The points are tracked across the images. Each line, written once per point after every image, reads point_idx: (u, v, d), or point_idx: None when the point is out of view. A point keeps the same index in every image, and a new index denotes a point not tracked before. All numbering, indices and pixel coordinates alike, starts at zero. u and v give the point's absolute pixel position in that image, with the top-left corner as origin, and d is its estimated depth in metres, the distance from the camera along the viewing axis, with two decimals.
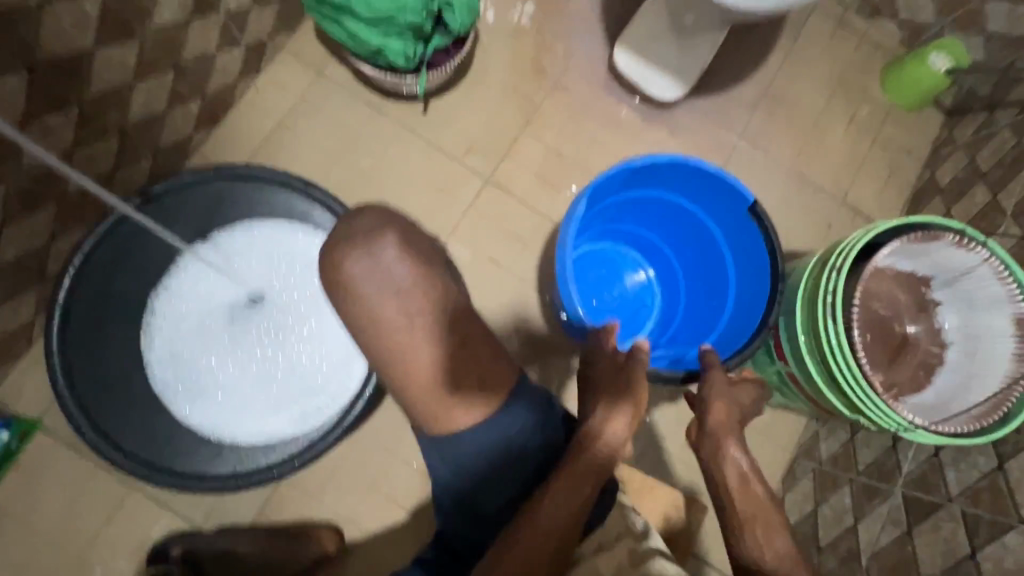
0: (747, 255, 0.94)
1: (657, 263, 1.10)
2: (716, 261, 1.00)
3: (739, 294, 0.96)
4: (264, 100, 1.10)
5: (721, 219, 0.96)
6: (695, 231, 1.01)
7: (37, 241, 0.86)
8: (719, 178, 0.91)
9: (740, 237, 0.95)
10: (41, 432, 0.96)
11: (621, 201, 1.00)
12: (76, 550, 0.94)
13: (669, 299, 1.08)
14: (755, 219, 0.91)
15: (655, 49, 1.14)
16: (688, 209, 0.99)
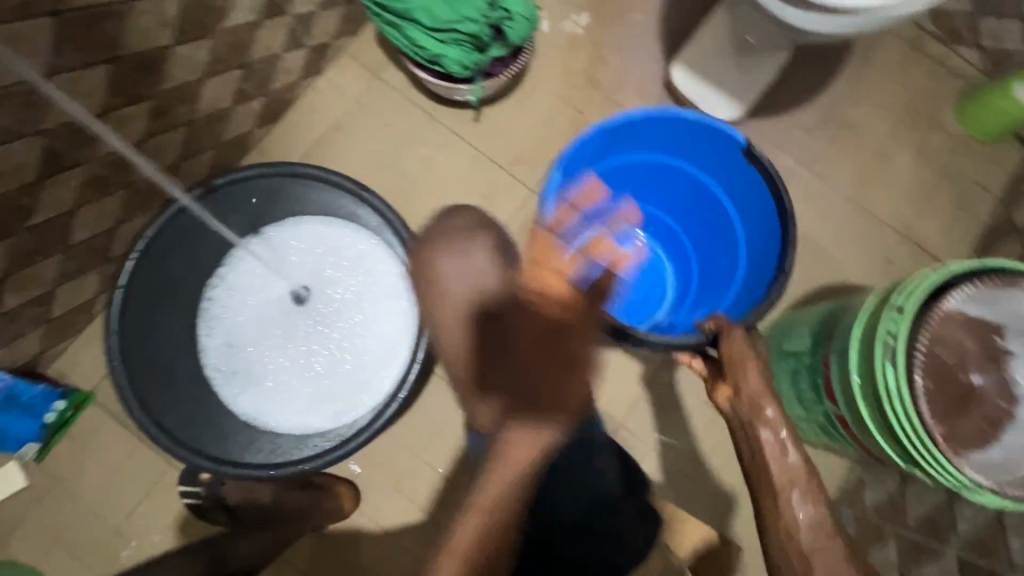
0: (752, 200, 0.96)
1: (660, 234, 1.13)
2: (722, 217, 1.02)
3: (747, 241, 0.98)
4: (322, 100, 1.13)
5: (717, 171, 0.99)
6: (696, 190, 1.03)
7: (105, 224, 0.91)
8: (708, 128, 0.93)
9: (740, 185, 0.97)
10: (94, 404, 1.01)
11: (620, 169, 1.02)
12: (115, 519, 0.99)
13: (681, 267, 1.11)
14: (749, 160, 0.92)
15: (715, 67, 1.11)
16: (684, 169, 1.02)
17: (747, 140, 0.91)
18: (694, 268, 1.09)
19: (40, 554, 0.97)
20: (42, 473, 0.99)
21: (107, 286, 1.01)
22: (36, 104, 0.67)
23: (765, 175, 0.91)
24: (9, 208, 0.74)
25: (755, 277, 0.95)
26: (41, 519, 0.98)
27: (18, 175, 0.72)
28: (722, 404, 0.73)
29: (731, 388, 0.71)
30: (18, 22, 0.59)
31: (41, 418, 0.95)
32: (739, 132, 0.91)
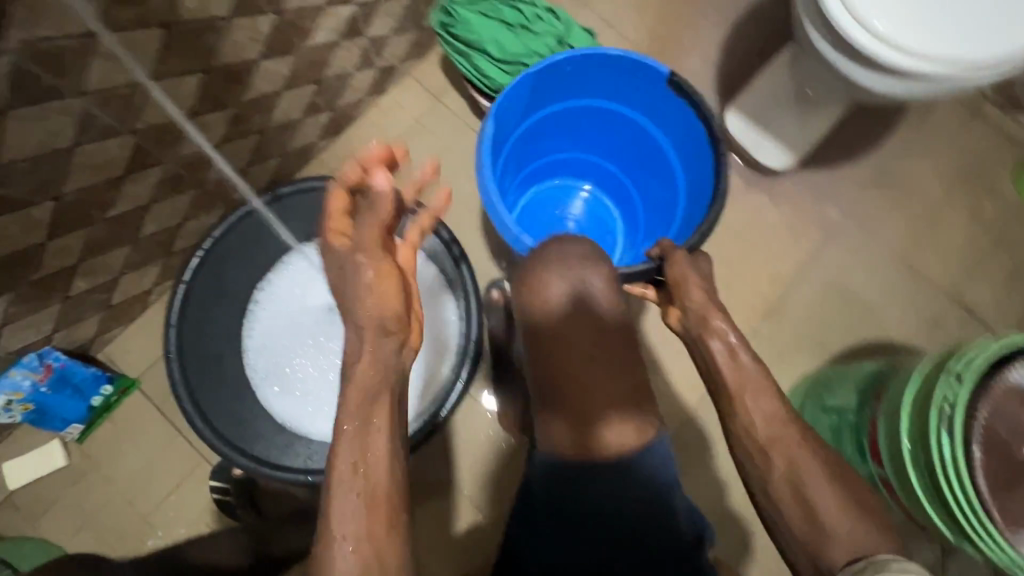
0: (680, 129, 1.03)
1: (601, 178, 1.20)
2: (657, 153, 1.09)
3: (683, 166, 1.05)
4: (384, 118, 1.18)
5: (646, 106, 1.04)
6: (631, 131, 1.09)
7: (173, 221, 0.95)
8: (633, 65, 0.98)
9: (669, 117, 1.03)
10: (138, 391, 1.04)
11: (557, 116, 1.07)
12: (146, 508, 1.01)
13: (625, 206, 1.20)
14: (675, 92, 0.98)
15: (770, 116, 1.13)
16: (617, 111, 1.07)
17: (670, 71, 0.97)
18: (638, 204, 1.18)
19: (69, 534, 0.99)
20: (81, 454, 1.01)
21: (164, 279, 1.04)
22: (135, 105, 0.72)
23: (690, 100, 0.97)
24: (93, 199, 0.78)
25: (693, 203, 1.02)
26: (75, 499, 1.00)
27: (107, 168, 0.76)
28: (675, 327, 0.75)
29: (680, 310, 0.74)
30: (134, 30, 0.65)
31: (89, 400, 0.98)
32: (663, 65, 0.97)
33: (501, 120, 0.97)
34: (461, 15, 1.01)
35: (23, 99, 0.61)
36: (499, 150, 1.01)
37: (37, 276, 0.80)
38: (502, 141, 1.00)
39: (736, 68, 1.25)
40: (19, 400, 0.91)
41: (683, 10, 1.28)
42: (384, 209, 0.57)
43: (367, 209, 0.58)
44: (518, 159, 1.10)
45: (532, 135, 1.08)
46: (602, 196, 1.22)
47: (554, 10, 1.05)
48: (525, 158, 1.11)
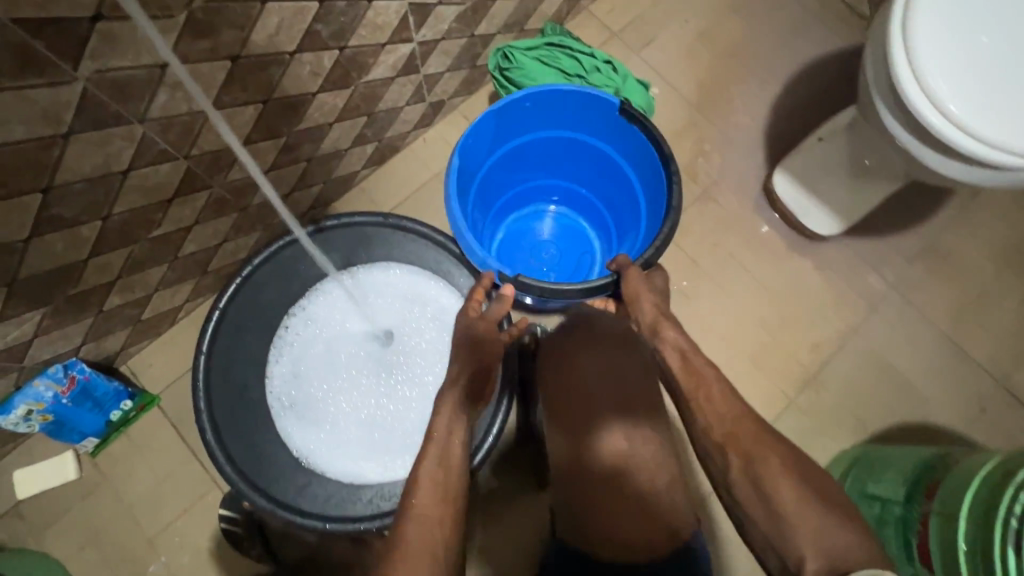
0: (636, 153, 1.01)
1: (574, 201, 1.18)
2: (620, 176, 1.07)
3: (646, 190, 1.02)
4: (428, 152, 1.17)
5: (603, 133, 1.03)
6: (595, 158, 1.08)
7: (212, 242, 0.94)
8: (584, 95, 0.97)
9: (625, 143, 1.01)
10: (157, 407, 1.02)
11: (520, 148, 1.06)
12: (151, 531, 0.98)
13: (598, 226, 1.17)
14: (627, 119, 0.97)
15: (819, 181, 1.11)
16: (579, 139, 1.06)
17: (623, 102, 0.96)
18: (609, 224, 1.15)
19: (71, 551, 0.96)
20: (93, 469, 0.99)
21: (196, 297, 1.04)
22: (193, 133, 0.72)
23: (644, 129, 0.95)
24: (140, 219, 0.78)
25: (652, 222, 1.00)
26: (80, 515, 0.98)
27: (157, 191, 0.76)
28: None
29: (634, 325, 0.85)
30: (202, 62, 0.65)
31: (108, 414, 0.97)
32: (612, 96, 0.96)
33: (467, 155, 0.97)
34: (518, 60, 1.10)
35: (88, 124, 0.61)
36: (468, 184, 1.01)
37: (74, 291, 0.79)
38: (470, 176, 1.01)
39: (785, 127, 1.24)
40: (39, 411, 0.89)
41: (735, 66, 1.27)
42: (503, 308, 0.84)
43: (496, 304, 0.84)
44: (489, 191, 1.09)
45: (501, 168, 1.07)
46: (574, 214, 1.19)
47: (610, 63, 1.13)
48: (496, 188, 1.10)
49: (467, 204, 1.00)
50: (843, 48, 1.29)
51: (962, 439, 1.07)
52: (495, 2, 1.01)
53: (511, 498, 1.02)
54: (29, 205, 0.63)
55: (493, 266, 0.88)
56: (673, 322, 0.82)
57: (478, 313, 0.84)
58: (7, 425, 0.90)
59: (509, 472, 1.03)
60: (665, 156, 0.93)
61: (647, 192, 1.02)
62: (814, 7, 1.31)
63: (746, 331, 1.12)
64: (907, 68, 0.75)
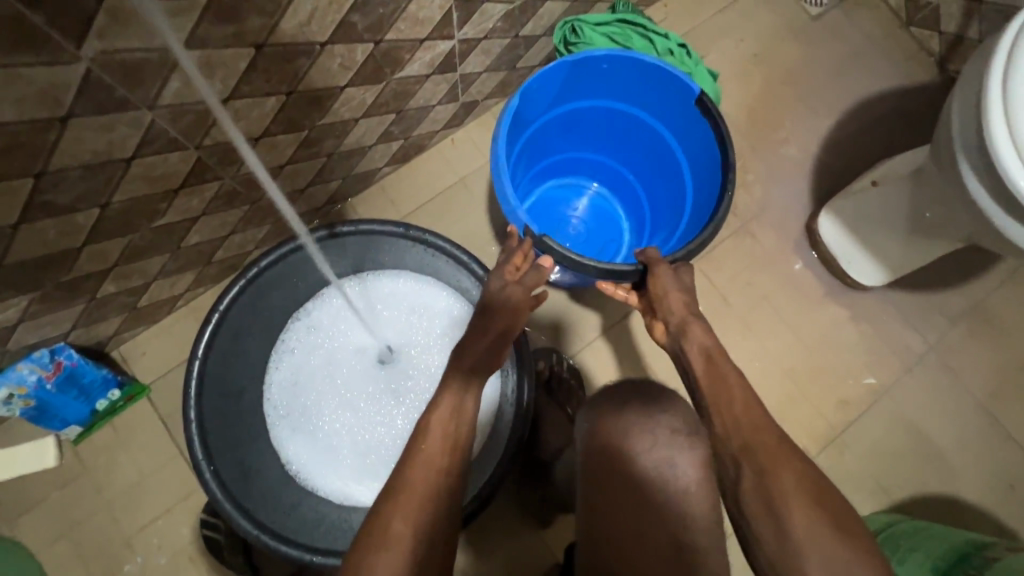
0: (698, 152, 0.93)
1: (616, 184, 1.11)
2: (673, 171, 1.00)
3: (695, 192, 0.95)
4: (455, 153, 1.10)
5: (672, 122, 0.95)
6: (654, 145, 1.00)
7: (219, 233, 0.88)
8: (662, 74, 0.89)
9: (690, 136, 0.93)
10: (146, 398, 0.97)
11: (576, 114, 0.99)
12: (130, 528, 0.93)
13: (634, 216, 1.10)
14: (700, 112, 0.89)
15: (867, 228, 1.05)
16: (643, 120, 0.98)
17: (704, 93, 0.88)
18: (646, 218, 1.08)
19: (43, 542, 0.92)
20: (74, 457, 0.94)
21: (197, 286, 0.98)
22: (206, 123, 0.66)
23: (715, 126, 0.87)
24: (141, 208, 0.71)
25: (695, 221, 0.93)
26: (56, 505, 0.93)
27: (163, 181, 0.70)
28: (659, 340, 0.81)
29: (663, 325, 0.80)
30: (223, 49, 0.58)
31: (94, 403, 0.92)
32: (695, 83, 0.87)
33: (527, 102, 0.90)
34: (587, 35, 1.02)
35: (90, 108, 0.54)
36: (518, 132, 0.94)
37: (66, 278, 0.73)
38: (523, 124, 0.94)
39: (835, 165, 1.16)
40: (20, 396, 0.83)
41: (788, 93, 1.19)
42: (544, 273, 0.79)
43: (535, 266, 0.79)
44: (535, 148, 1.02)
45: (554, 128, 1.00)
46: (610, 198, 1.13)
47: (685, 47, 1.04)
48: (543, 146, 1.04)
49: (511, 152, 0.94)
50: (905, 85, 1.20)
51: (988, 519, 1.01)
52: (545, 2, 0.93)
53: (507, 537, 0.96)
54: (19, 191, 0.57)
55: (522, 216, 0.81)
56: (701, 322, 0.77)
57: (519, 274, 0.78)
58: None
59: (510, 507, 0.97)
60: (728, 161, 0.85)
61: (697, 194, 0.95)
62: (879, 37, 1.23)
63: (770, 378, 1.06)
64: (1006, 129, 0.67)
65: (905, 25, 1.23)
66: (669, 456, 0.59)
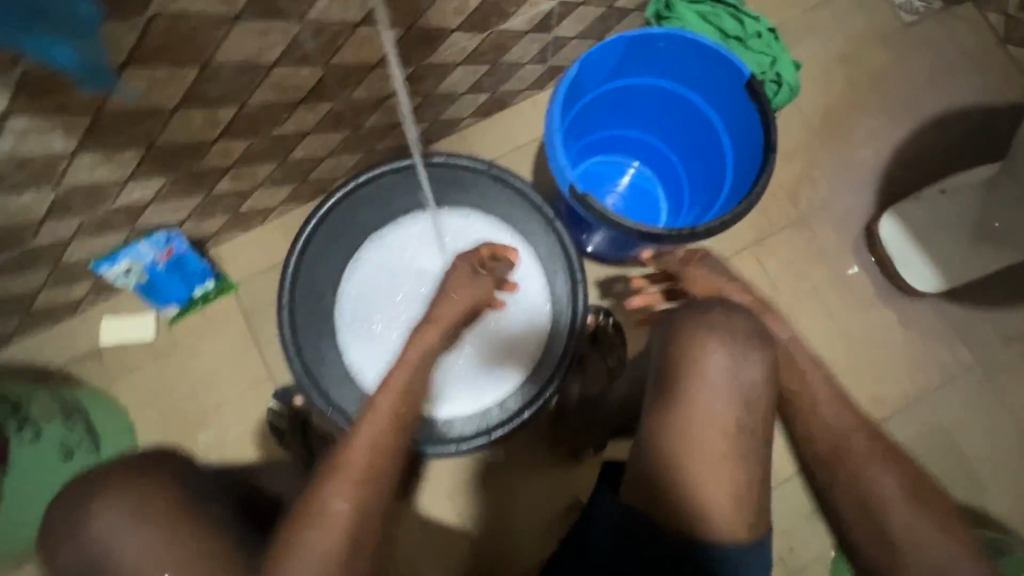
0: (742, 135, 0.88)
1: (658, 166, 1.05)
2: (716, 156, 0.94)
3: (735, 179, 0.90)
4: (533, 114, 1.17)
5: (720, 106, 0.90)
6: (700, 130, 0.95)
7: (320, 153, 0.98)
8: (717, 56, 0.85)
9: (736, 121, 0.88)
10: (234, 294, 1.09)
11: (626, 92, 0.94)
12: (207, 403, 1.05)
13: (674, 200, 1.05)
14: (750, 97, 0.84)
15: (927, 233, 1.07)
16: (692, 103, 0.93)
17: (756, 78, 0.83)
18: (684, 202, 1.02)
19: (134, 404, 1.04)
20: (167, 335, 1.07)
21: (290, 201, 1.09)
22: (337, 43, 0.75)
23: (763, 112, 0.83)
24: (268, 114, 0.82)
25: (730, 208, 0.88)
26: (149, 374, 1.06)
27: (291, 91, 0.79)
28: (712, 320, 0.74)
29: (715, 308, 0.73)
30: None
31: (191, 289, 1.04)
32: (746, 65, 0.83)
33: (583, 74, 0.87)
34: (678, 12, 1.06)
35: (256, 12, 0.64)
36: (571, 104, 0.90)
37: (196, 168, 0.85)
38: (578, 96, 0.90)
39: (905, 172, 1.17)
40: (137, 270, 0.98)
41: (868, 96, 1.21)
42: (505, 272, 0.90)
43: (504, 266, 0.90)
44: (584, 124, 0.98)
45: (604, 104, 0.96)
46: (650, 179, 1.07)
47: (774, 31, 1.07)
48: (592, 122, 0.98)
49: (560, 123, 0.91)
50: (991, 102, 1.20)
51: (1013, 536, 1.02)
52: None
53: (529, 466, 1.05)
54: (184, 77, 0.67)
55: (569, 173, 0.80)
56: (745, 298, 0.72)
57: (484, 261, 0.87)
58: (109, 278, 0.99)
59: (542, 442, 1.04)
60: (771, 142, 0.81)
61: (736, 179, 0.90)
62: (973, 51, 1.22)
63: None
64: None
65: (1002, 42, 1.22)
66: (733, 372, 0.61)
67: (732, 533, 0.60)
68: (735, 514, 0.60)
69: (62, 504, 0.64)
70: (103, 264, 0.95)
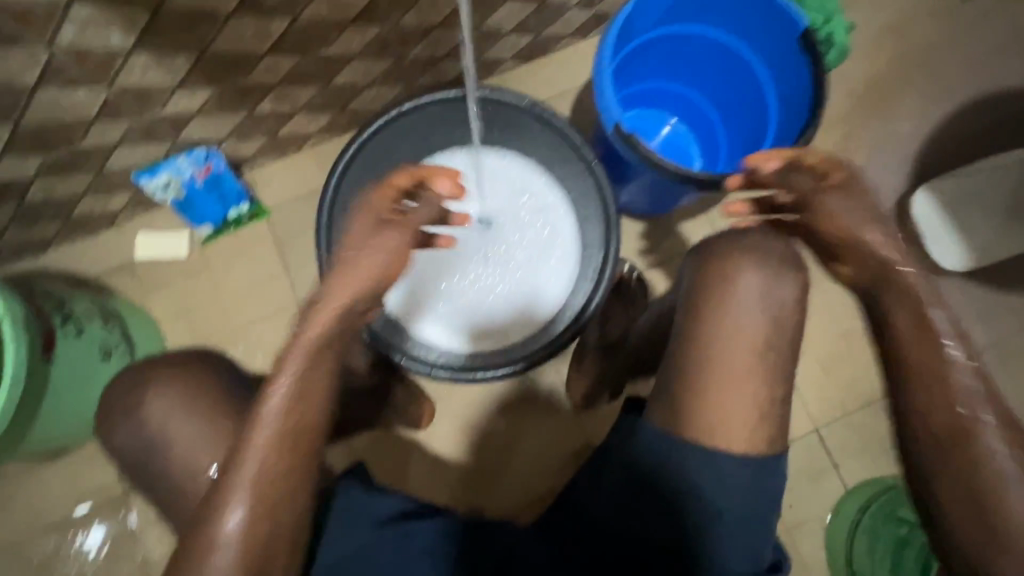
0: (788, 90, 0.87)
1: (696, 123, 1.05)
2: (758, 113, 0.94)
3: (777, 136, 0.90)
4: (574, 62, 1.16)
5: (770, 60, 0.89)
6: (745, 86, 0.94)
7: (362, 81, 0.98)
8: (773, 6, 0.83)
9: (785, 76, 0.87)
10: (266, 220, 1.10)
11: (675, 41, 0.93)
12: (236, 323, 1.08)
13: (709, 158, 1.05)
14: (803, 50, 0.83)
15: (959, 210, 1.08)
16: (740, 56, 0.92)
17: (811, 31, 0.82)
18: (720, 159, 1.02)
19: (166, 318, 1.07)
20: (200, 254, 1.09)
21: (327, 131, 1.09)
22: None
23: (815, 66, 0.82)
24: (318, 32, 0.81)
25: None
26: (181, 291, 1.08)
27: (344, 9, 0.79)
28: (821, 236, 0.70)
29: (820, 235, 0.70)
30: None
31: (226, 209, 1.06)
32: (803, 17, 0.82)
33: (635, 17, 0.86)
34: None
35: None
36: (619, 48, 0.89)
37: (243, 83, 0.85)
38: (626, 41, 0.89)
39: (944, 149, 1.16)
40: (176, 185, 0.99)
41: (916, 69, 1.18)
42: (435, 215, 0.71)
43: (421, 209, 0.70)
44: (628, 72, 0.97)
45: (651, 53, 0.95)
46: (687, 136, 1.07)
47: None
48: (636, 71, 0.98)
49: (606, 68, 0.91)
50: None
51: None
52: None
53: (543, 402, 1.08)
54: None
55: (615, 113, 0.81)
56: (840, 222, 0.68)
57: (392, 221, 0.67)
58: (147, 191, 1.00)
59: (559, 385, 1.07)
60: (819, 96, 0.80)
61: (778, 136, 0.89)
62: None
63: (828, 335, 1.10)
64: None
65: None
66: (765, 291, 0.71)
67: (753, 447, 0.69)
68: (748, 425, 0.69)
69: (121, 386, 0.72)
70: (144, 176, 0.96)
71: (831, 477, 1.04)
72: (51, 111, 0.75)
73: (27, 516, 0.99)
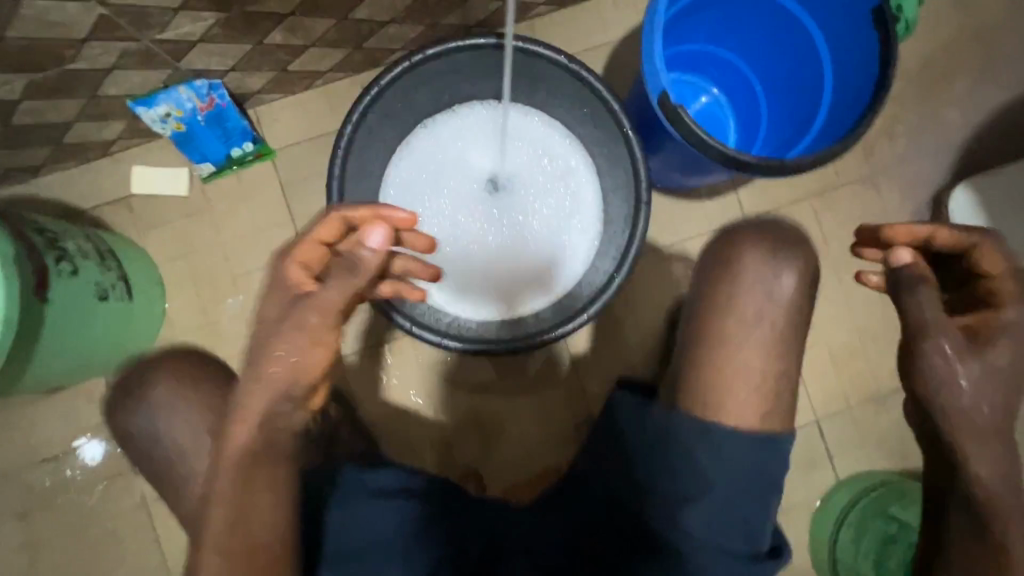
0: (848, 71, 0.80)
1: (738, 98, 0.97)
2: (809, 90, 0.87)
3: (828, 117, 0.83)
4: (613, 12, 1.06)
5: (832, 32, 0.81)
6: (800, 58, 0.86)
7: (381, 16, 0.89)
8: None
9: (846, 52, 0.80)
10: (272, 161, 1.04)
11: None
12: (236, 268, 1.03)
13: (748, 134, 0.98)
14: (873, 24, 0.75)
15: (1004, 212, 1.01)
16: (800, 24, 0.84)
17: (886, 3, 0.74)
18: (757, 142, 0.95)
19: (165, 258, 1.02)
20: (200, 193, 1.03)
21: (339, 68, 1.00)
22: None
23: (883, 44, 0.74)
24: None
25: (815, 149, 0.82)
26: (181, 230, 1.03)
27: None
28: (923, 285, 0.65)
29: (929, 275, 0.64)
30: None
31: (229, 148, 0.99)
32: None
33: None
34: None
35: None
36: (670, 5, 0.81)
37: (251, 9, 0.76)
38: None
39: (990, 142, 1.10)
40: (175, 117, 0.92)
41: (975, 51, 1.10)
42: (368, 271, 0.58)
43: (343, 271, 0.56)
44: (675, 32, 0.89)
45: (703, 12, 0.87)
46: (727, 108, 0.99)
47: None
48: (684, 31, 0.90)
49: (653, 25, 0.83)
50: None
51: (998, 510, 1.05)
52: None
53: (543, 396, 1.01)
54: None
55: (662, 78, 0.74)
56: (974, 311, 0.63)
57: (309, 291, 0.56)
58: (145, 121, 0.93)
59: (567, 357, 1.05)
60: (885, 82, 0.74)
61: (828, 121, 0.83)
62: None
63: (844, 328, 1.07)
64: None
65: None
66: (768, 265, 0.70)
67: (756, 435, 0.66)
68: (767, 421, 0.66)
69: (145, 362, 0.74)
70: (140, 104, 0.88)
71: (824, 467, 1.06)
72: (38, 26, 0.66)
73: (26, 446, 1.00)
